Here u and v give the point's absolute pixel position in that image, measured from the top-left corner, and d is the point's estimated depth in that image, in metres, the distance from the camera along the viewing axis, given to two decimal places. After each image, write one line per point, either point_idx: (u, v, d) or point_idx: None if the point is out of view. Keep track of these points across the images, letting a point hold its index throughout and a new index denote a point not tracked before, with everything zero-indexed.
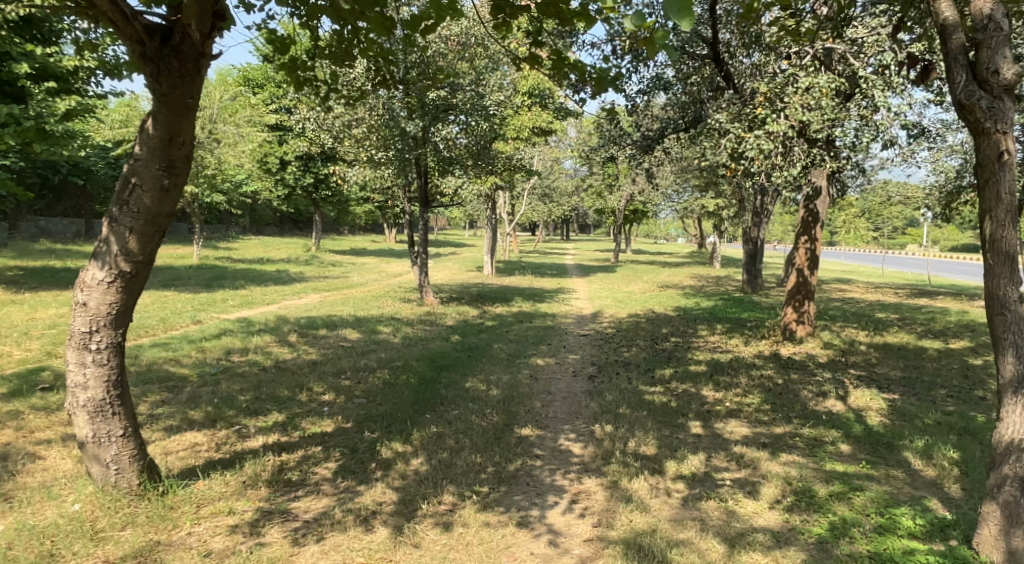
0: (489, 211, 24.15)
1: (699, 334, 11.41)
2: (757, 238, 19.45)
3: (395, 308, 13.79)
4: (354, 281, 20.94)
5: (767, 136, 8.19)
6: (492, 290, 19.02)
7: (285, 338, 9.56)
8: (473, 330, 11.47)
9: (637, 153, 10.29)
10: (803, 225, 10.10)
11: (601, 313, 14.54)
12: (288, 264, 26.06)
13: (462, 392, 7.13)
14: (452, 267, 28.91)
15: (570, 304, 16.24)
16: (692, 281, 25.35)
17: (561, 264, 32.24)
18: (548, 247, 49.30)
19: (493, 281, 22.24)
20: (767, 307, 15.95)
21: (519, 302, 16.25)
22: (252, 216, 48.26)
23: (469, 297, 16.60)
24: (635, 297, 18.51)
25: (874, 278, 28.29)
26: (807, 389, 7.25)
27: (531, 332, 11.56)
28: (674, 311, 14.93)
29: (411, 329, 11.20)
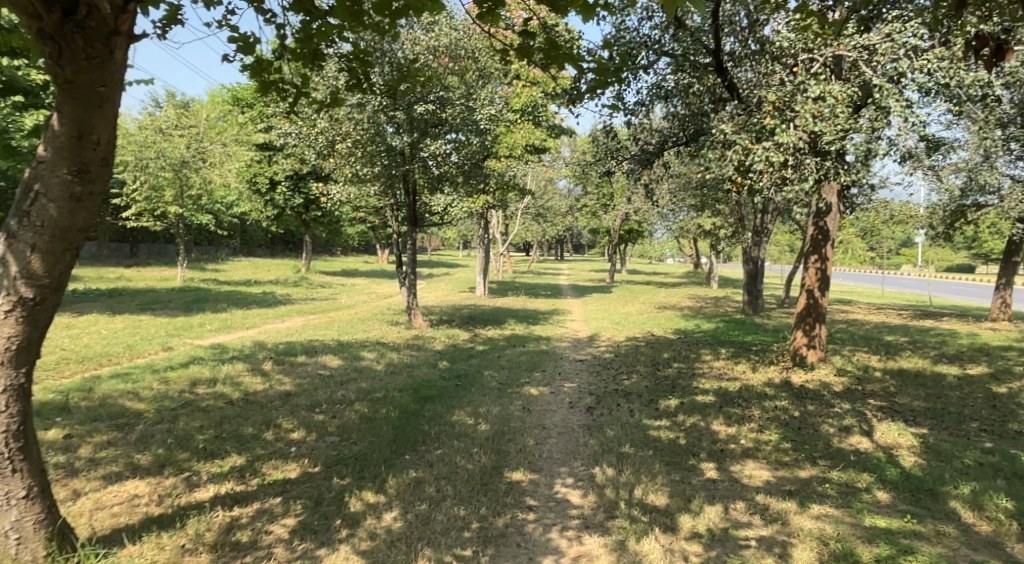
0: (483, 230, 23.57)
1: (703, 359, 10.78)
2: (757, 257, 18.86)
3: (382, 333, 13.11)
4: (342, 303, 20.27)
5: (776, 147, 7.64)
6: (485, 312, 18.38)
7: (259, 366, 8.86)
8: (462, 356, 10.80)
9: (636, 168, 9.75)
10: (813, 243, 9.58)
11: (598, 337, 13.91)
12: (275, 286, 25.35)
13: (447, 428, 6.44)
14: (444, 289, 28.28)
15: (566, 327, 15.62)
16: (690, 301, 24.78)
17: (555, 285, 31.67)
18: (542, 267, 48.78)
19: (486, 302, 21.61)
20: (770, 329, 15.36)
21: (513, 324, 15.62)
22: (243, 237, 47.63)
23: (461, 320, 15.95)
24: (632, 319, 17.90)
25: (874, 299, 27.80)
26: (827, 423, 6.61)
27: (525, 357, 10.89)
28: (674, 334, 14.32)
29: (397, 356, 10.52)
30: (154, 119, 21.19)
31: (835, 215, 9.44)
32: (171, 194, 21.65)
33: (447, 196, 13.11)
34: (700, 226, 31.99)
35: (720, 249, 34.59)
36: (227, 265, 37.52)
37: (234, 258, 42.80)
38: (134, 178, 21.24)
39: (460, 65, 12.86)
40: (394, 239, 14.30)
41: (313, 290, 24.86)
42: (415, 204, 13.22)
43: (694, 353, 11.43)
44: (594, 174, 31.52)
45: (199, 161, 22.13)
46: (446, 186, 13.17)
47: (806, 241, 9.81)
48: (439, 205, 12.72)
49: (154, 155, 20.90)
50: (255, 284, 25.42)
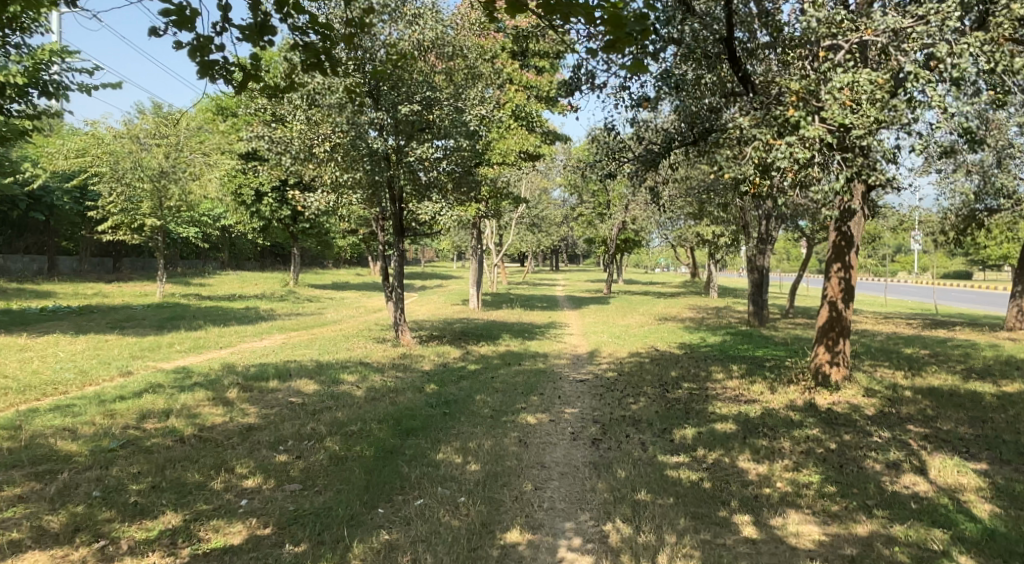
0: (475, 240, 22.71)
1: (715, 378, 9.90)
2: (763, 266, 17.99)
3: (366, 351, 12.18)
4: (329, 318, 19.32)
5: (801, 143, 6.78)
6: (478, 326, 17.46)
7: (222, 393, 7.92)
8: (452, 378, 9.87)
9: (641, 169, 8.89)
10: (835, 250, 8.74)
11: (598, 352, 13.03)
12: (261, 300, 24.38)
13: (431, 468, 5.54)
14: (436, 301, 27.37)
15: (563, 342, 14.73)
16: (691, 312, 23.92)
17: (551, 296, 30.78)
18: (537, 278, 47.96)
19: (479, 315, 20.71)
20: (779, 342, 14.51)
21: (508, 339, 14.73)
22: (231, 251, 46.64)
23: (452, 335, 15.05)
24: (633, 332, 17.04)
25: (879, 308, 27.00)
26: (870, 458, 5.76)
27: (520, 378, 10.00)
28: (678, 348, 13.45)
29: (380, 378, 9.60)
30: (131, 127, 20.31)
31: (858, 219, 8.63)
32: (149, 205, 20.73)
33: (435, 203, 12.23)
34: (698, 234, 31.22)
35: (718, 258, 33.85)
36: (213, 279, 36.49)
37: (221, 272, 41.71)
38: (110, 190, 20.32)
39: (447, 64, 12.06)
40: (380, 250, 13.39)
41: (300, 304, 23.92)
42: (401, 213, 12.32)
43: (703, 371, 10.55)
44: (589, 181, 30.75)
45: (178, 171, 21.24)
46: (434, 193, 12.29)
47: (826, 248, 8.98)
48: (426, 213, 11.83)
49: (130, 164, 20.00)
50: (239, 299, 24.44)
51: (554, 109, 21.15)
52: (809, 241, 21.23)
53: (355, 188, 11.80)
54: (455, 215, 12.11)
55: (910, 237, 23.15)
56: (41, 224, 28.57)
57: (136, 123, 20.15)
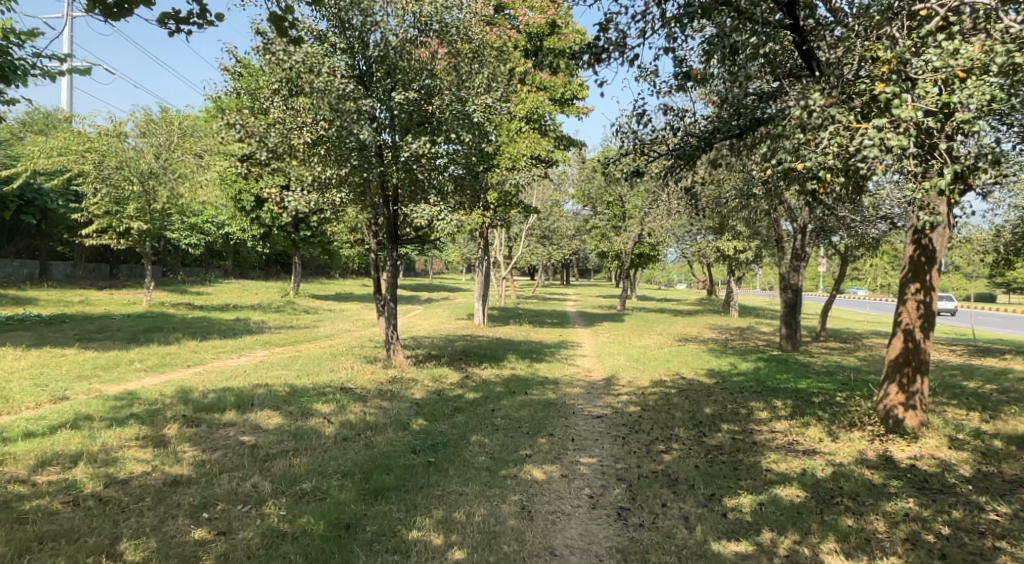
0: (482, 251, 21.25)
1: (759, 417, 8.31)
2: (797, 285, 16.41)
3: (351, 372, 10.68)
4: (322, 332, 17.90)
5: (892, 128, 5.21)
6: (482, 344, 15.97)
7: (157, 431, 6.44)
8: (446, 409, 8.34)
9: (675, 164, 7.36)
10: (912, 268, 7.19)
11: (616, 379, 11.45)
12: (255, 311, 22.99)
13: (399, 557, 4.04)
14: (441, 315, 25.93)
15: (576, 365, 13.18)
16: (712, 333, 22.28)
17: (562, 312, 29.24)
18: (548, 292, 46.47)
19: (483, 332, 19.16)
20: (820, 372, 12.86)
21: (514, 361, 13.18)
22: (235, 258, 45.60)
23: (452, 355, 13.52)
24: (653, 354, 15.45)
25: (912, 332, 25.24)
26: (1003, 553, 4.21)
27: (527, 411, 8.45)
28: (707, 376, 11.86)
29: (360, 409, 8.11)
30: (118, 125, 19.12)
31: (942, 231, 7.07)
32: (135, 207, 19.50)
33: (433, 205, 10.67)
34: (718, 249, 29.60)
35: (738, 275, 32.20)
36: (212, 288, 35.18)
37: (222, 280, 40.48)
38: (94, 190, 19.09)
39: (450, 49, 10.57)
40: (371, 258, 11.86)
41: (295, 316, 22.52)
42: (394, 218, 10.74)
43: (743, 407, 8.95)
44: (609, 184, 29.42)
45: (167, 172, 19.99)
46: (431, 194, 10.78)
47: (900, 266, 7.42)
48: (417, 220, 10.23)
49: (116, 164, 18.77)
50: (232, 309, 23.07)
51: (568, 111, 19.79)
52: (843, 259, 19.61)
53: (340, 187, 10.29)
54: (456, 219, 10.54)
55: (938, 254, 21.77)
56: (32, 227, 27.45)
57: (124, 120, 18.98)
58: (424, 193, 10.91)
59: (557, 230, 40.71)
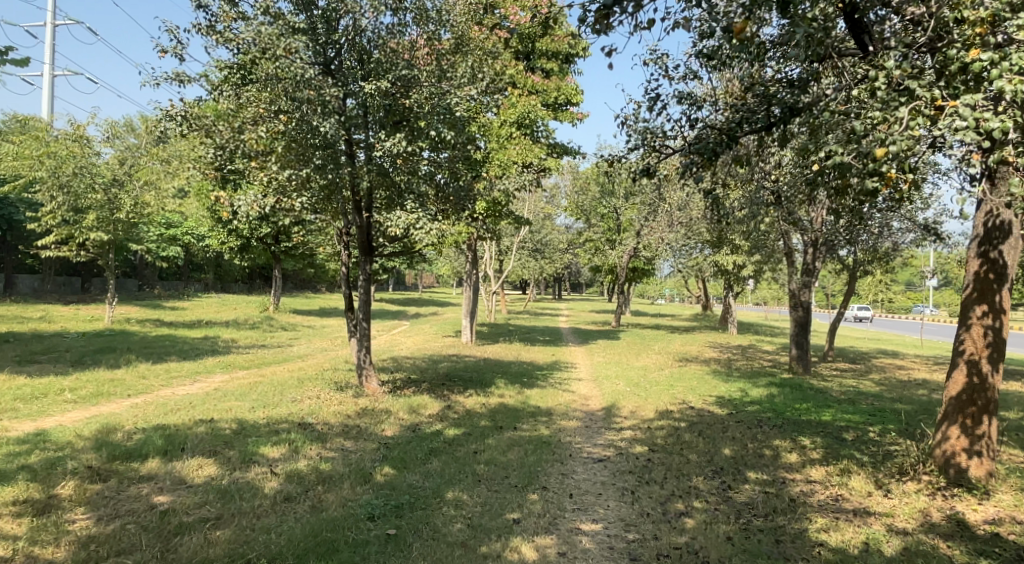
0: (471, 265, 19.97)
1: (790, 463, 7.05)
2: (808, 302, 15.28)
3: (316, 403, 9.36)
4: (295, 352, 16.58)
5: (992, 104, 3.98)
6: (469, 366, 14.69)
7: (46, 492, 5.12)
8: (420, 451, 7.07)
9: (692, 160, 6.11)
10: (978, 286, 6.00)
11: (618, 410, 10.18)
12: (227, 327, 21.59)
13: None
14: (427, 332, 24.66)
15: (571, 392, 11.89)
16: (713, 352, 21.10)
17: (555, 328, 28.04)
18: (540, 307, 45.32)
19: (470, 351, 17.85)
20: (840, 399, 11.64)
21: (503, 387, 11.88)
22: (216, 271, 44.21)
23: (434, 380, 12.20)
24: (654, 378, 14.19)
25: (920, 351, 24.18)
26: None
27: (516, 453, 7.17)
28: (719, 406, 10.61)
29: (317, 454, 6.80)
30: (79, 128, 17.93)
31: (1015, 243, 5.88)
32: (94, 217, 18.05)
33: (410, 212, 9.33)
34: (716, 264, 28.50)
35: (736, 290, 31.08)
36: (189, 302, 33.69)
37: (202, 294, 38.95)
38: (52, 199, 17.81)
39: (431, 37, 9.42)
40: (342, 273, 10.55)
41: (270, 333, 21.15)
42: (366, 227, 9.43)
43: (767, 448, 7.70)
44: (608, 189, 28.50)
45: (132, 180, 18.71)
46: (409, 198, 9.48)
47: (961, 284, 6.24)
48: (390, 228, 8.91)
49: (74, 170, 17.52)
50: (204, 326, 21.70)
51: (561, 118, 18.61)
52: (853, 274, 18.53)
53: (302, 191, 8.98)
54: (436, 228, 9.22)
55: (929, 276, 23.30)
56: None
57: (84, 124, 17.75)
58: (401, 198, 9.61)
59: (549, 243, 39.52)
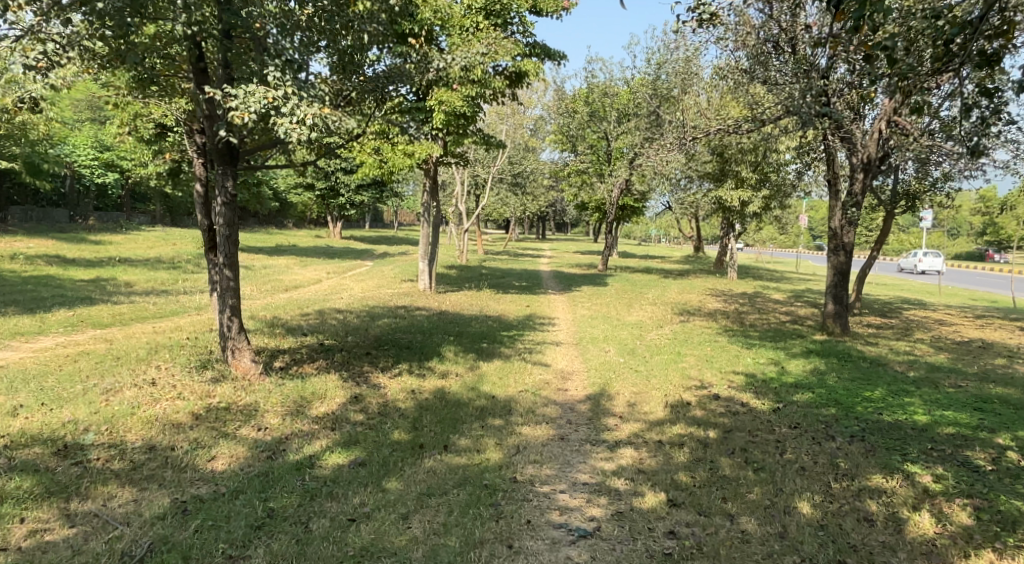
0: (428, 196, 16.22)
1: (933, 544, 3.86)
2: (850, 243, 11.88)
3: (139, 395, 5.97)
4: (199, 300, 13.10)
5: None
6: (414, 323, 11.31)
7: None
8: (242, 521, 3.76)
9: None
10: None
11: (611, 404, 6.86)
12: (140, 267, 18.00)
13: None
14: (385, 275, 21.21)
15: (544, 368, 8.57)
16: (717, 303, 17.92)
17: (534, 271, 24.64)
18: (522, 247, 41.95)
19: (425, 301, 14.47)
20: (913, 378, 8.44)
21: (450, 358, 8.52)
22: (166, 203, 40.09)
23: (356, 348, 8.78)
24: (655, 342, 10.92)
25: (950, 301, 21.22)
26: None
27: (427, 521, 3.89)
28: (755, 393, 7.34)
29: (24, 542, 3.47)
30: None
31: None
32: None
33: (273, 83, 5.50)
34: (717, 200, 25.61)
35: (738, 230, 27.79)
36: (123, 236, 29.88)
37: (145, 228, 35.07)
38: None
39: None
40: (196, 189, 6.80)
41: (190, 274, 17.59)
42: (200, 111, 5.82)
43: (871, 498, 4.46)
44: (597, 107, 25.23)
45: None
46: (273, 64, 5.73)
47: None
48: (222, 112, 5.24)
49: None
50: (111, 264, 18.08)
51: (543, 8, 14.52)
52: (892, 213, 15.23)
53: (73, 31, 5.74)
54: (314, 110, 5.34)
55: (922, 214, 23.05)
56: None
57: None
58: (263, 66, 5.85)
59: (531, 176, 35.84)
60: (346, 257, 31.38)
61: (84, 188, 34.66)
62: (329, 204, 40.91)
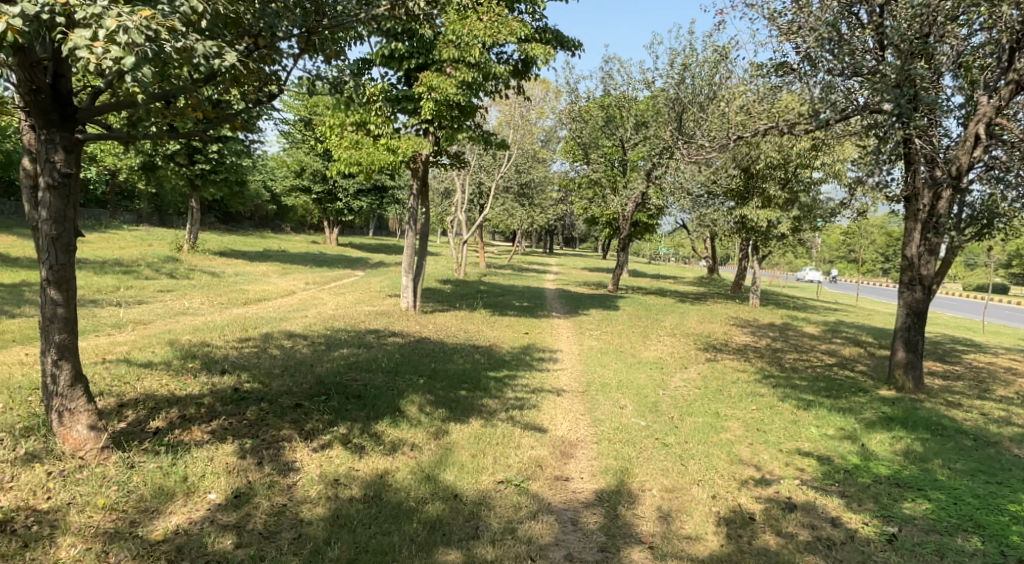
0: (414, 200, 13.92)
1: None
2: (933, 278, 9.44)
3: None
4: (127, 313, 10.84)
5: None
6: (378, 356, 8.99)
7: None
8: None
9: None
10: None
11: (632, 516, 4.52)
12: (85, 270, 15.71)
13: None
14: (371, 288, 18.98)
15: (537, 434, 6.23)
16: (745, 335, 15.54)
17: (537, 290, 22.36)
18: (527, 261, 39.60)
19: (403, 325, 12.13)
20: None
21: (409, 418, 6.20)
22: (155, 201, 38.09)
23: (282, 396, 6.45)
24: (684, 394, 8.56)
25: (1005, 343, 18.75)
26: None
27: None
28: (843, 499, 5.01)
29: None
30: None
31: None
32: None
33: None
34: (741, 219, 23.27)
35: (762, 253, 25.37)
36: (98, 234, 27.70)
37: (127, 226, 32.86)
38: None
39: None
40: (22, 167, 4.51)
41: (142, 280, 15.31)
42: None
43: None
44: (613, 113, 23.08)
45: None
46: None
47: None
48: None
49: None
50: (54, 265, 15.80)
51: None
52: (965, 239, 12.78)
53: None
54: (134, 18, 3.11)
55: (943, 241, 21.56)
56: None
57: None
58: None
59: (539, 187, 33.66)
60: (336, 265, 29.07)
61: None
62: (326, 208, 38.76)
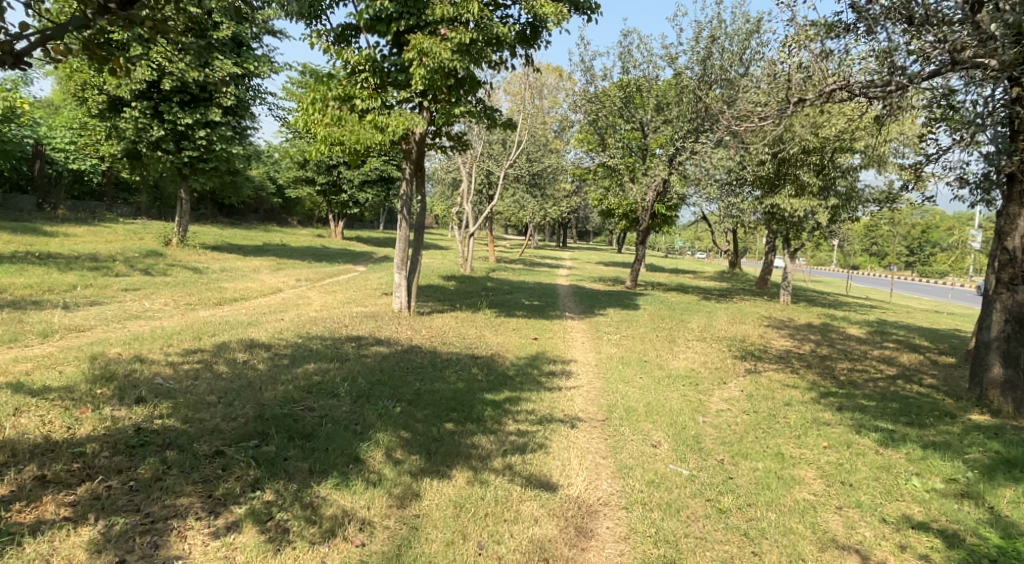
0: (408, 185, 12.20)
1: None
2: None
3: None
4: (65, 316, 9.22)
5: None
6: (350, 372, 7.31)
7: None
8: None
9: None
10: None
11: None
12: (48, 265, 14.12)
13: None
14: (366, 285, 17.31)
15: (544, 495, 4.53)
16: (783, 339, 13.70)
17: (549, 286, 20.59)
18: (538, 255, 37.86)
19: (392, 330, 10.47)
20: None
21: (368, 474, 4.52)
22: (152, 194, 36.66)
23: (201, 438, 4.79)
24: (732, 424, 6.76)
25: None
26: None
27: None
28: None
29: None
30: None
31: None
32: None
33: None
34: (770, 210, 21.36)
35: (792, 246, 23.39)
36: (86, 227, 26.28)
37: (121, 219, 31.41)
38: None
39: None
40: None
41: (108, 277, 13.71)
42: None
43: None
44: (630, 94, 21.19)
45: None
46: None
47: None
48: None
49: None
50: (14, 260, 14.25)
51: None
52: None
53: None
54: None
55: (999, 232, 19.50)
56: None
57: None
58: None
59: (551, 176, 31.84)
60: (336, 260, 27.44)
61: (56, 173, 31.05)
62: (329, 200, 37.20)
